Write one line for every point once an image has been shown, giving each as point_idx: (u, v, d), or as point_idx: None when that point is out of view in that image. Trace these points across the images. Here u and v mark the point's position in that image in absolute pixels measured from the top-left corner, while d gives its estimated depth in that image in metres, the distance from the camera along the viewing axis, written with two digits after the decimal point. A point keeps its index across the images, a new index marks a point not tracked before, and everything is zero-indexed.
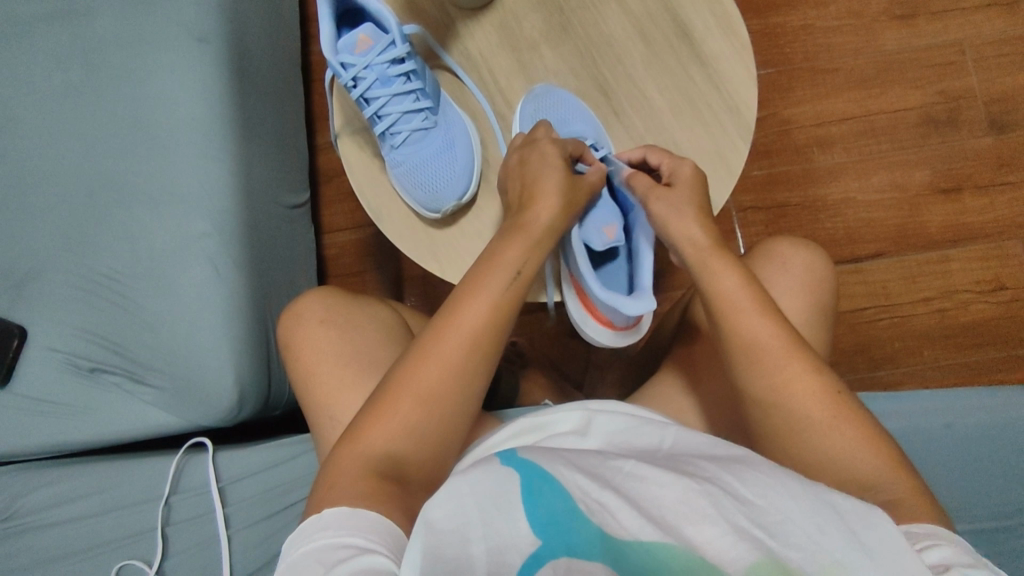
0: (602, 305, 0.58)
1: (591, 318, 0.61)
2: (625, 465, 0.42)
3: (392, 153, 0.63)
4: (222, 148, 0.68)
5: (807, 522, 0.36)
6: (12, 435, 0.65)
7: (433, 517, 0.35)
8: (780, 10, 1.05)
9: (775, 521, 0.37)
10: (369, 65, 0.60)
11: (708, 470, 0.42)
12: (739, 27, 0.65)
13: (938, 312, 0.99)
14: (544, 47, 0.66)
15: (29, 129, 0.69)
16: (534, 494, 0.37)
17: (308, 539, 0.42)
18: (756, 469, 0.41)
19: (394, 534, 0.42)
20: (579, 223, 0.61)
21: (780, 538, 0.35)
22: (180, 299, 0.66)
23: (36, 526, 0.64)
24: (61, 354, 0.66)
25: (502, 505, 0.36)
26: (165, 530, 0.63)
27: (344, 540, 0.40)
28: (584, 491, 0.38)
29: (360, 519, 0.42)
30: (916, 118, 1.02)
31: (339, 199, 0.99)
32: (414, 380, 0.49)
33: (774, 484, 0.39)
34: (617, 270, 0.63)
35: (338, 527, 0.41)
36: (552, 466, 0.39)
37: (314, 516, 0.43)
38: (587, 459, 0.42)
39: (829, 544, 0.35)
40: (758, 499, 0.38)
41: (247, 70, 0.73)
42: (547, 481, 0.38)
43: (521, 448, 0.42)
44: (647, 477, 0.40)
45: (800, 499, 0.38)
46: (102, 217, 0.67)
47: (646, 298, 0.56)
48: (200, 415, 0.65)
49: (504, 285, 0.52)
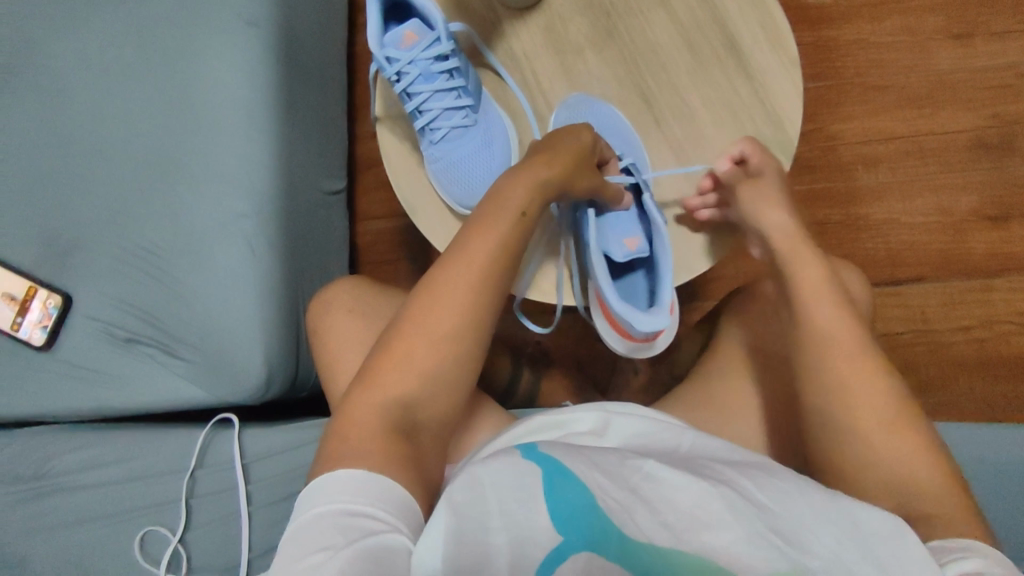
0: (616, 316, 0.58)
1: (608, 328, 0.60)
2: (644, 465, 0.44)
3: (430, 149, 0.63)
4: (266, 133, 0.70)
5: (815, 533, 0.39)
6: (52, 398, 0.68)
7: (456, 500, 0.39)
8: (832, 22, 1.02)
9: (794, 532, 0.39)
10: (413, 61, 0.60)
11: (724, 473, 0.44)
12: (789, 41, 0.64)
13: (978, 342, 0.96)
14: (589, 52, 0.66)
15: (83, 104, 0.72)
16: (553, 488, 0.39)
17: (329, 498, 0.42)
18: (773, 478, 0.44)
19: (408, 508, 0.43)
20: (603, 232, 0.61)
21: (799, 547, 0.38)
22: (217, 278, 0.68)
23: (70, 486, 0.66)
24: (102, 324, 0.69)
25: (526, 497, 0.39)
26: (190, 500, 0.65)
27: (368, 510, 0.41)
28: (605, 490, 0.40)
29: (383, 493, 0.42)
30: (967, 141, 0.99)
31: (375, 188, 1.00)
32: (423, 321, 0.49)
33: (786, 494, 0.42)
34: (641, 283, 0.62)
35: (357, 494, 0.42)
36: (572, 463, 0.42)
37: (335, 475, 0.43)
38: (608, 457, 0.44)
39: (845, 556, 0.38)
40: (769, 506, 0.41)
41: (294, 57, 0.74)
42: (565, 476, 0.40)
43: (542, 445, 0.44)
44: (665, 480, 0.42)
45: (810, 508, 0.41)
46: (148, 194, 0.70)
47: (660, 315, 0.56)
48: (229, 390, 0.67)
49: (509, 220, 0.52)
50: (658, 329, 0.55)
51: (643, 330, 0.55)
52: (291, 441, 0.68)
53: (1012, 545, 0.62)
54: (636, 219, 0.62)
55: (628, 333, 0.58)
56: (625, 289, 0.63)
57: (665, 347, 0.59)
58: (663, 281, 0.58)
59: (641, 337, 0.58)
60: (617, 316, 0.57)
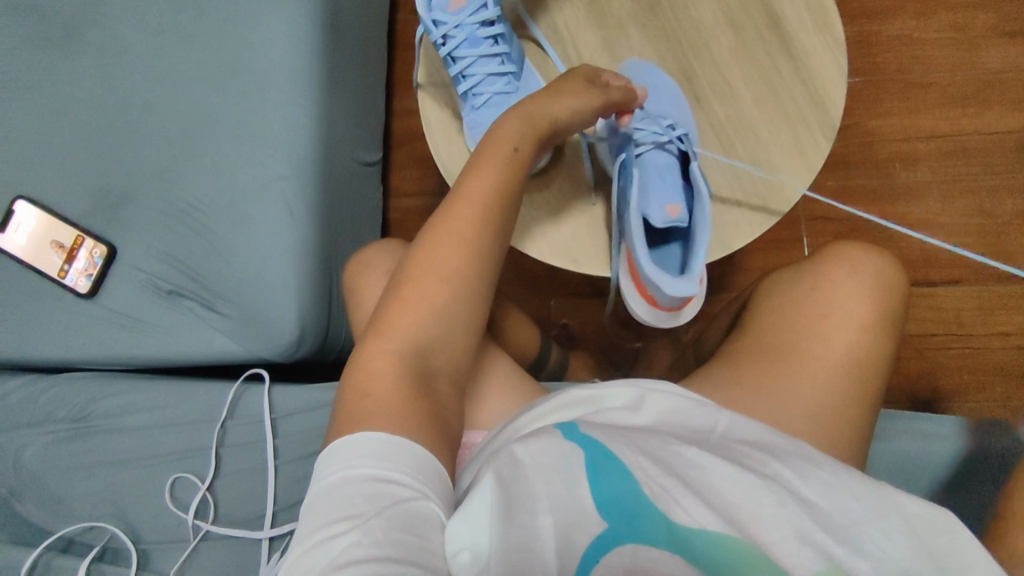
0: (646, 282, 0.58)
1: (637, 296, 0.61)
2: (686, 450, 0.44)
3: (472, 114, 0.63)
4: (309, 96, 0.71)
5: (867, 528, 0.39)
6: (92, 344, 0.70)
7: (500, 475, 0.39)
8: (877, 18, 1.01)
9: (841, 526, 0.39)
10: (460, 25, 0.62)
11: (768, 462, 0.44)
12: (836, 24, 0.63)
13: (1016, 349, 0.93)
14: (632, 27, 0.66)
15: (135, 63, 0.74)
16: (598, 474, 0.41)
17: (352, 461, 0.40)
18: (818, 465, 0.43)
19: (434, 469, 0.42)
20: (643, 195, 0.61)
21: (848, 545, 0.38)
22: (256, 236, 0.69)
23: (107, 430, 0.69)
24: (144, 275, 0.71)
25: (570, 482, 0.40)
26: (219, 450, 0.67)
27: (392, 476, 0.40)
28: (650, 476, 0.41)
29: (408, 458, 0.41)
30: (1015, 143, 0.96)
31: (409, 165, 1.01)
32: (433, 260, 0.48)
33: (836, 486, 0.41)
34: (675, 253, 0.62)
35: (382, 456, 0.40)
36: (617, 446, 0.43)
37: (357, 436, 0.41)
38: (649, 440, 0.44)
39: (894, 551, 0.38)
40: (818, 500, 0.41)
41: (339, 25, 0.75)
42: (609, 459, 0.42)
43: (581, 422, 0.45)
44: (709, 468, 0.42)
45: (862, 502, 0.40)
46: (194, 153, 0.71)
47: (692, 282, 0.55)
48: (262, 346, 0.69)
49: (504, 156, 0.52)
50: (688, 296, 0.55)
51: (673, 296, 0.55)
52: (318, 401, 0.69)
53: None
54: (677, 188, 0.62)
55: (656, 302, 0.59)
56: (659, 258, 0.62)
57: (691, 317, 0.61)
58: (697, 249, 0.57)
59: (668, 307, 0.59)
60: (647, 281, 0.57)
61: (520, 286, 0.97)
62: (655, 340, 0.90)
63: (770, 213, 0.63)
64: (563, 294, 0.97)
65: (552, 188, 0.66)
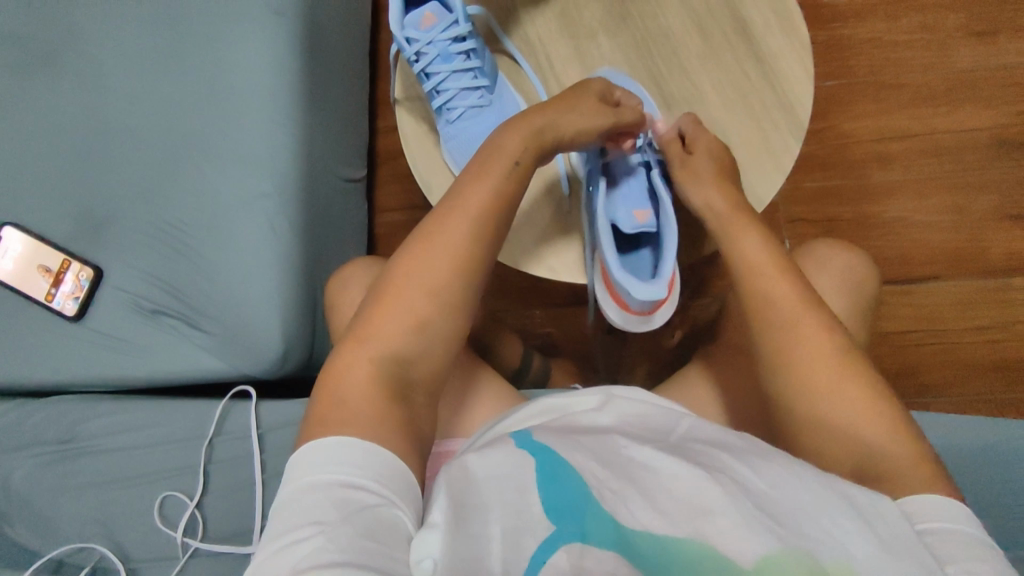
0: (616, 285, 0.59)
1: (609, 300, 0.62)
2: (636, 452, 0.44)
3: (446, 128, 0.65)
4: (289, 114, 0.72)
5: (817, 515, 0.39)
6: (77, 366, 0.71)
7: (452, 484, 0.40)
8: (848, 21, 1.02)
9: (785, 514, 0.39)
10: (432, 42, 0.63)
11: (719, 457, 0.44)
12: (801, 28, 0.65)
13: (994, 342, 0.95)
14: (603, 36, 0.68)
15: (117, 88, 0.75)
16: (548, 480, 0.40)
17: (323, 467, 0.41)
18: (769, 459, 0.43)
19: (403, 477, 0.43)
20: (612, 202, 0.63)
21: (793, 530, 0.37)
22: (238, 253, 0.70)
23: (94, 450, 0.69)
24: (129, 295, 0.71)
25: (521, 489, 0.40)
26: (207, 466, 0.68)
27: (361, 483, 0.41)
28: (599, 480, 0.41)
29: (379, 465, 0.42)
30: (988, 140, 0.98)
31: (392, 180, 1.03)
32: (417, 272, 0.49)
33: (786, 476, 0.41)
34: (645, 258, 0.64)
35: (352, 464, 0.41)
36: (567, 453, 0.43)
37: (329, 442, 0.42)
38: (603, 444, 0.45)
39: (841, 534, 0.38)
40: (767, 489, 0.40)
41: (318, 44, 0.76)
42: (560, 466, 0.41)
43: (537, 431, 0.46)
44: (658, 465, 0.42)
45: (809, 488, 0.40)
46: (176, 174, 0.72)
47: (659, 286, 0.57)
48: (245, 362, 0.69)
49: (505, 168, 0.54)
50: (656, 298, 0.57)
51: (641, 299, 0.57)
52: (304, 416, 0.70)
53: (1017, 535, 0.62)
54: (644, 194, 0.64)
55: (626, 305, 0.60)
56: (630, 263, 0.64)
57: (662, 321, 0.62)
58: (665, 255, 0.59)
59: (638, 310, 0.60)
60: (617, 285, 0.59)
61: (504, 295, 0.99)
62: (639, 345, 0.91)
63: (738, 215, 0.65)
64: (547, 304, 0.98)
65: (544, 204, 0.66)
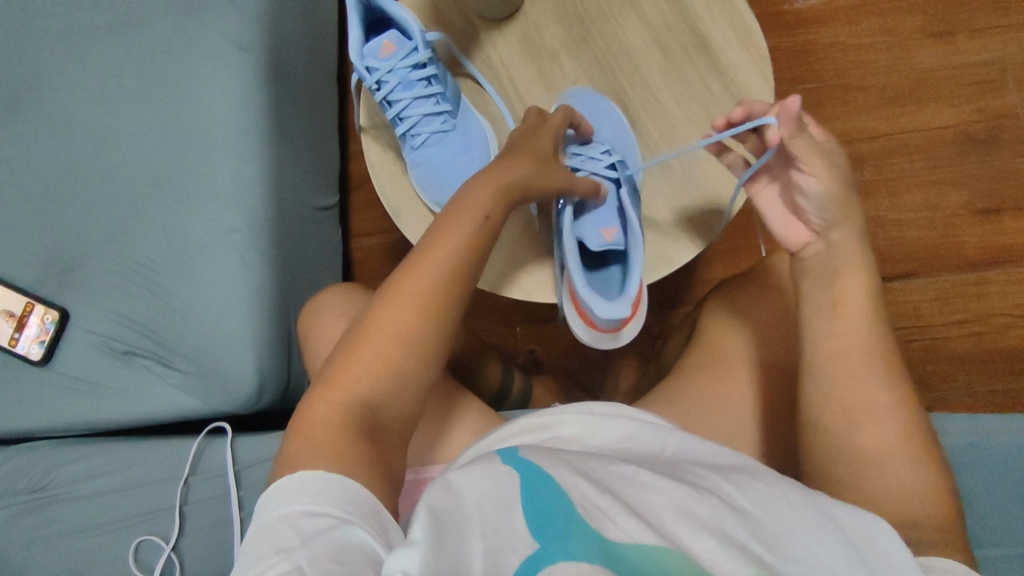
0: (584, 305, 0.60)
1: (576, 317, 0.63)
2: (624, 471, 0.43)
3: (412, 154, 0.66)
4: (255, 148, 0.72)
5: (806, 536, 0.39)
6: (51, 411, 0.70)
7: (432, 502, 0.37)
8: (810, 27, 1.03)
9: (773, 535, 0.38)
10: (392, 69, 0.63)
11: (707, 478, 0.43)
12: (759, 40, 0.65)
13: (974, 336, 0.96)
14: (565, 56, 0.69)
15: (79, 130, 0.74)
16: (532, 496, 0.38)
17: (287, 501, 0.41)
18: (754, 479, 0.43)
19: (370, 502, 0.42)
20: (582, 220, 0.64)
21: (781, 553, 0.37)
22: (210, 289, 0.69)
23: (68, 497, 0.68)
24: (100, 337, 0.70)
25: (505, 509, 0.37)
26: (184, 507, 0.66)
27: (323, 510, 0.40)
28: (585, 496, 0.39)
29: (343, 491, 0.41)
30: (952, 137, 0.99)
31: (368, 205, 1.02)
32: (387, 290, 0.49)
33: (773, 497, 0.41)
34: (613, 276, 0.64)
35: (314, 493, 0.41)
36: (552, 470, 0.41)
37: (292, 477, 0.42)
38: (586, 462, 0.44)
39: (828, 557, 0.38)
40: (756, 510, 0.40)
41: (283, 75, 0.76)
42: (545, 483, 0.39)
43: (520, 450, 0.44)
44: (646, 484, 0.42)
45: (798, 510, 0.40)
46: (143, 212, 0.72)
47: (626, 305, 0.58)
48: (221, 399, 0.69)
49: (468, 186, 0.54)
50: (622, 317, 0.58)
51: (607, 318, 0.58)
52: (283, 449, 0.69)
53: (1001, 532, 0.62)
54: (613, 212, 0.65)
55: (594, 323, 0.61)
56: (598, 280, 0.64)
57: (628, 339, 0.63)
58: (633, 273, 0.60)
59: (605, 328, 0.61)
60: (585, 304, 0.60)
61: (486, 315, 0.98)
62: (622, 358, 0.91)
63: (710, 223, 0.65)
64: (529, 321, 0.98)
65: (512, 223, 0.66)
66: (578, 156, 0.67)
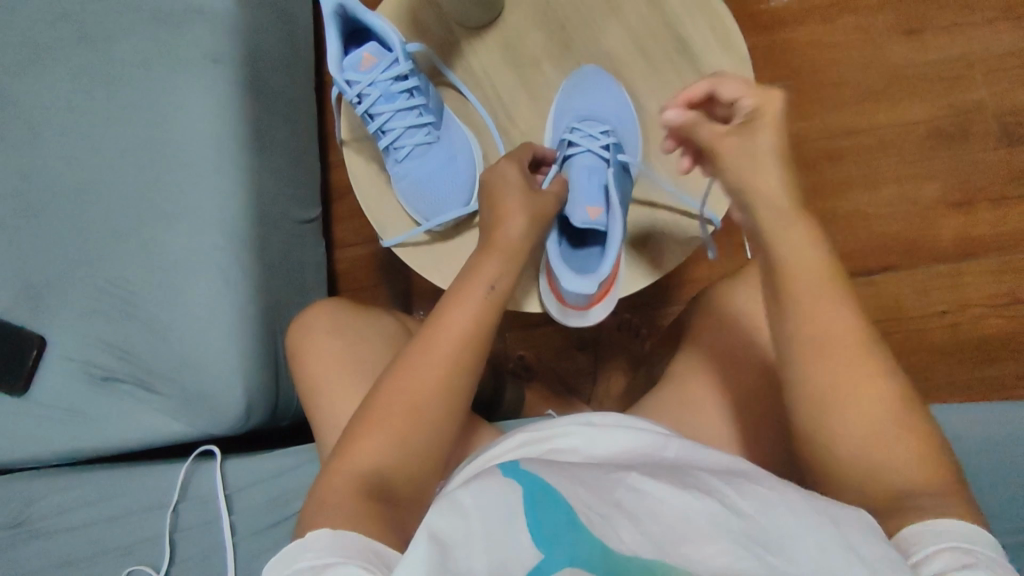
0: (556, 276, 0.62)
1: (547, 285, 0.64)
2: (626, 479, 0.41)
3: (396, 167, 0.65)
4: (235, 165, 0.70)
5: (808, 536, 0.37)
6: (31, 442, 0.68)
7: (434, 524, 0.36)
8: (787, 26, 1.03)
9: (778, 537, 0.37)
10: (373, 82, 0.63)
11: (708, 483, 0.42)
12: (740, 42, 0.64)
13: (952, 326, 0.97)
14: (547, 64, 0.68)
15: (50, 151, 0.72)
16: (537, 507, 0.37)
17: (289, 560, 0.40)
18: (753, 482, 0.42)
19: (367, 547, 0.41)
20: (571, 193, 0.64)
21: (785, 556, 0.36)
22: (192, 310, 0.67)
23: (54, 529, 0.66)
24: (78, 363, 0.68)
25: (507, 519, 0.36)
26: (174, 535, 0.66)
27: (325, 559, 0.39)
28: (590, 505, 0.37)
29: (346, 541, 0.41)
30: (925, 132, 1.00)
31: (352, 215, 1.01)
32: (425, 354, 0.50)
33: (773, 499, 0.40)
34: (595, 256, 0.64)
35: (321, 549, 0.40)
36: (554, 479, 0.39)
37: (296, 542, 0.42)
38: (587, 472, 0.42)
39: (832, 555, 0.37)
40: (758, 513, 0.39)
41: (260, 87, 0.74)
42: (547, 492, 0.38)
43: (523, 460, 0.42)
44: (651, 493, 0.39)
45: (798, 511, 0.39)
46: (119, 232, 0.70)
47: (591, 284, 0.59)
48: (208, 422, 0.67)
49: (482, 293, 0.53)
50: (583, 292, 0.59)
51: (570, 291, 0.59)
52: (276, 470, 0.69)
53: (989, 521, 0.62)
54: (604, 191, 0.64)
55: (564, 296, 0.62)
56: (580, 257, 0.65)
57: (597, 318, 0.63)
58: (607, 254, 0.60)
59: (573, 303, 0.62)
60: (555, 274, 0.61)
61: None
62: (612, 358, 0.94)
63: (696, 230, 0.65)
64: (518, 327, 0.98)
65: None
66: (576, 131, 0.66)
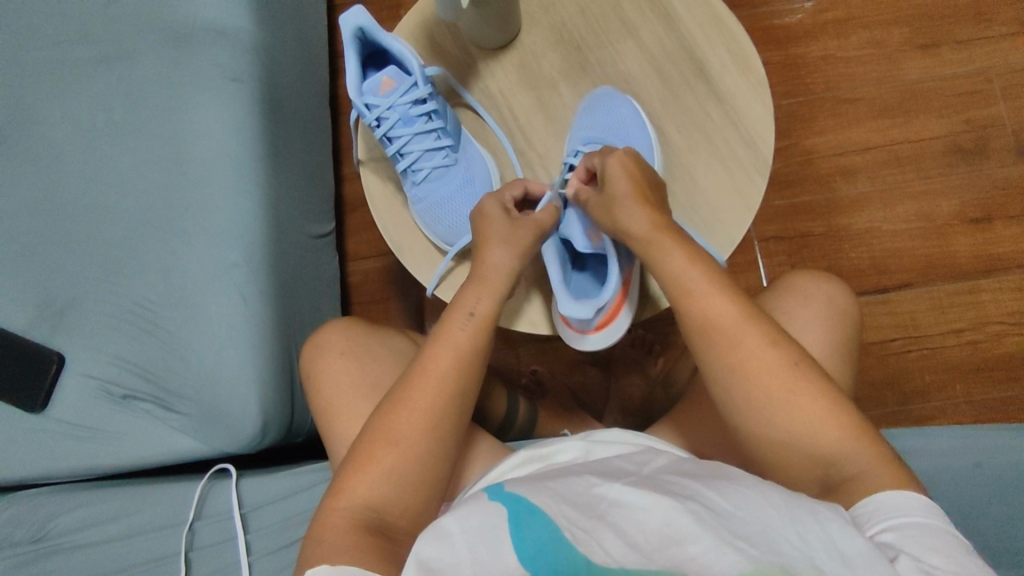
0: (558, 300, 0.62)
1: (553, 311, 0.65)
2: (609, 490, 0.41)
3: (413, 189, 0.66)
4: (252, 183, 0.70)
5: (788, 531, 0.36)
6: (49, 459, 0.69)
7: (424, 554, 0.37)
8: (801, 41, 1.03)
9: (757, 531, 0.36)
10: (392, 106, 0.63)
11: (689, 486, 0.41)
12: (757, 65, 0.65)
13: (970, 344, 0.95)
14: (563, 85, 0.68)
15: (70, 169, 0.73)
16: (520, 526, 0.37)
17: None
18: (734, 483, 0.41)
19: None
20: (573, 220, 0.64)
21: (763, 547, 0.35)
22: (208, 329, 0.68)
23: (70, 546, 0.67)
24: (96, 382, 0.69)
25: (492, 540, 0.37)
26: (190, 553, 0.66)
27: None
28: (570, 521, 0.37)
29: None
30: (942, 147, 0.99)
31: (364, 228, 1.01)
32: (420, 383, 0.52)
33: (753, 496, 0.39)
34: None
35: None
36: (539, 499, 0.39)
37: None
38: (572, 487, 0.42)
39: (813, 550, 0.36)
40: (737, 510, 0.38)
41: (277, 106, 0.75)
42: (530, 511, 0.38)
43: (508, 484, 0.43)
44: (631, 502, 0.39)
45: (778, 508, 0.38)
46: (138, 251, 0.70)
47: (587, 309, 0.59)
48: (223, 441, 0.68)
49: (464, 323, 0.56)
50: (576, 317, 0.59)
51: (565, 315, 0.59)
52: (291, 488, 0.69)
53: None
54: None
55: (568, 321, 0.63)
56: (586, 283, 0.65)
57: (602, 345, 0.62)
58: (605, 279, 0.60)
59: (576, 327, 0.62)
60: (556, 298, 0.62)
61: None
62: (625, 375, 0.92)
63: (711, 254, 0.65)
64: (530, 341, 0.98)
65: None
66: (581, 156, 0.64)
